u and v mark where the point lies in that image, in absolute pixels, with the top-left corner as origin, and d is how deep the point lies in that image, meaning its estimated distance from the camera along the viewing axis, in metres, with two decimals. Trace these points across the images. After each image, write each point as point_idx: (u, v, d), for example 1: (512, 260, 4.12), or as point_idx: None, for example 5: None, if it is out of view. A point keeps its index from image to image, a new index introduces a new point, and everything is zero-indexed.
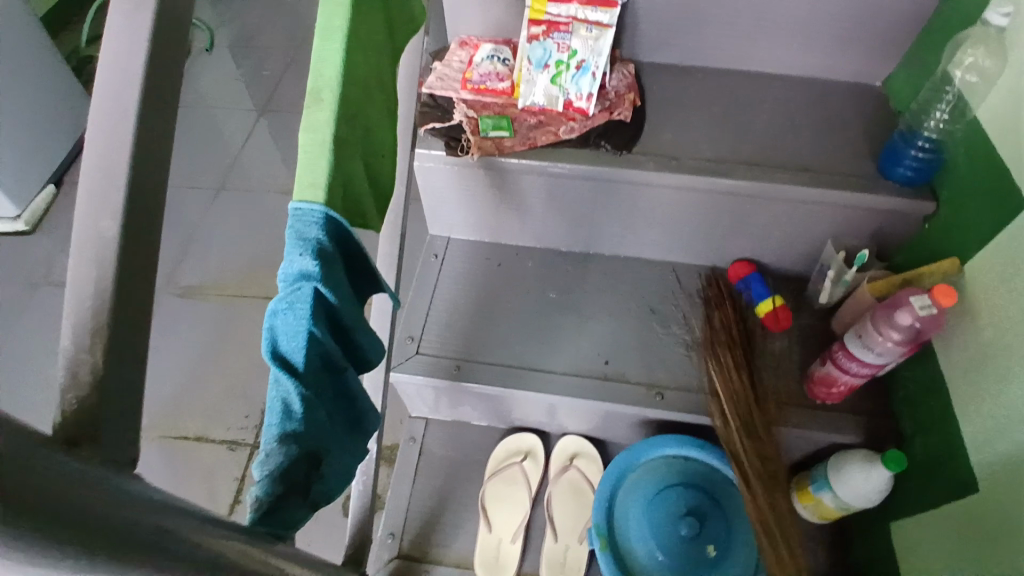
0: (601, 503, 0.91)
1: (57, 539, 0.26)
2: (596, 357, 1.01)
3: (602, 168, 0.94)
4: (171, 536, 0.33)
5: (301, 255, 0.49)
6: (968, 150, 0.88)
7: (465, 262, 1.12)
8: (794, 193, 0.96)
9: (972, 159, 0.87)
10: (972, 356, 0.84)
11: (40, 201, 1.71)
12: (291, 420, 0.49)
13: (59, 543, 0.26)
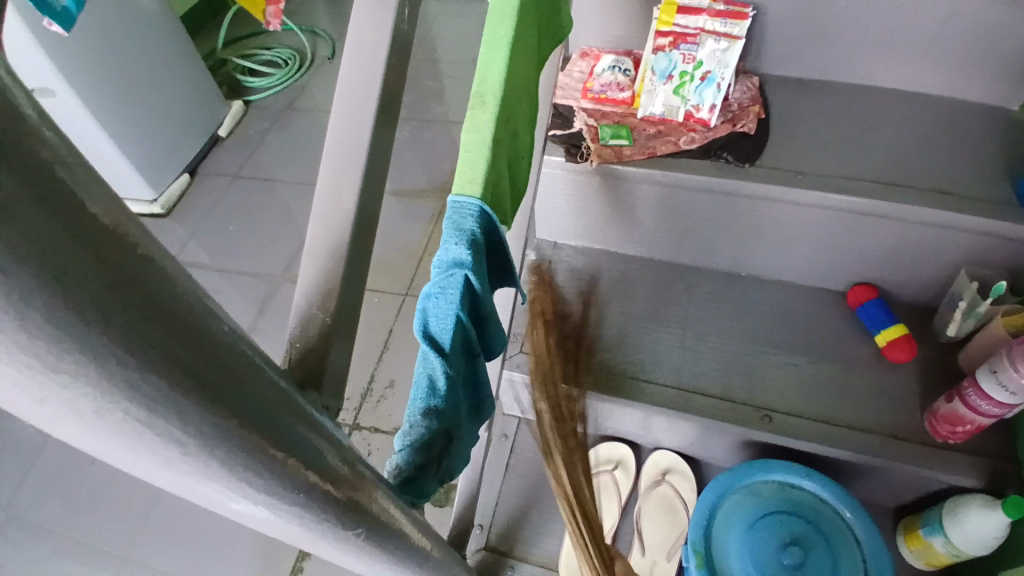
0: (698, 520, 0.88)
1: (300, 489, 0.30)
2: (699, 372, 1.00)
3: (722, 180, 0.93)
4: (371, 507, 0.36)
5: (457, 244, 0.53)
6: None
7: (571, 267, 1.14)
8: (927, 216, 0.90)
9: None
10: None
11: (177, 188, 1.89)
12: (434, 398, 0.52)
13: (302, 493, 0.30)
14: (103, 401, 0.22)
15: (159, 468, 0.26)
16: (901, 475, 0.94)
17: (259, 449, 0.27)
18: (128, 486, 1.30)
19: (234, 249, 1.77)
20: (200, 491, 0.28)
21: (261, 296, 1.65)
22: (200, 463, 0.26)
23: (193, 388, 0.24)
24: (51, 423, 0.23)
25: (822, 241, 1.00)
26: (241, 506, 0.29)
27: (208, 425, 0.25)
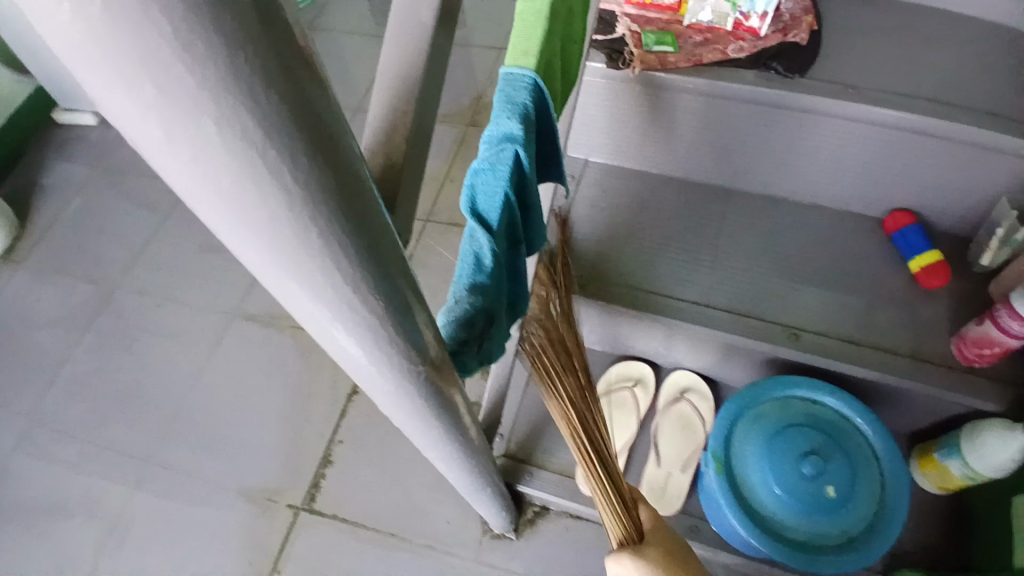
0: (720, 430, 0.90)
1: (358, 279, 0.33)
2: (726, 291, 1.00)
3: (768, 91, 0.90)
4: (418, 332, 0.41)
5: (508, 118, 0.51)
6: None
7: (600, 186, 1.12)
8: (981, 136, 0.87)
9: None
10: None
11: None
12: (480, 276, 0.52)
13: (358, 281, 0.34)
14: (218, 166, 0.25)
15: (255, 240, 0.30)
16: (921, 396, 0.95)
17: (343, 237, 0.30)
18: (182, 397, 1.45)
19: None
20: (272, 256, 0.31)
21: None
22: (293, 241, 0.30)
23: (302, 168, 0.26)
24: (169, 163, 0.25)
25: (861, 164, 0.97)
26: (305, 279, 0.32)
27: (309, 198, 0.28)
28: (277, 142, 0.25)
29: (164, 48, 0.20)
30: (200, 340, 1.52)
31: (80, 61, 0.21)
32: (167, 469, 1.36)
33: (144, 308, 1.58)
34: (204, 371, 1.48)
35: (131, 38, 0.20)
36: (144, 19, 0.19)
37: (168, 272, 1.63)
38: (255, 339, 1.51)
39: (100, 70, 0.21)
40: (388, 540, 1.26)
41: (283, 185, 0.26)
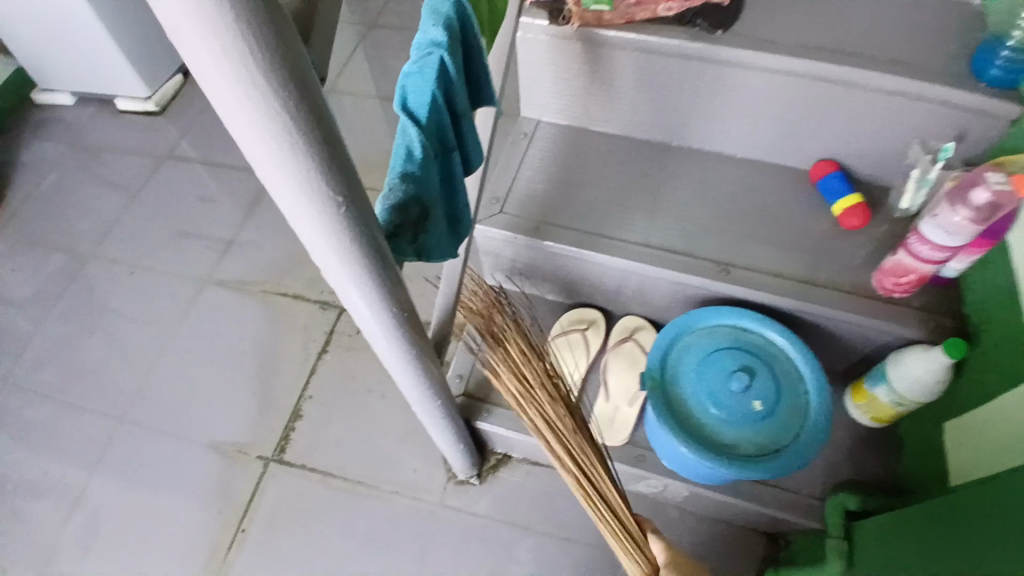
0: (658, 354, 1.00)
1: (280, 90, 0.41)
2: (665, 232, 1.08)
3: (693, 44, 0.99)
4: (347, 177, 0.50)
5: (434, 26, 0.59)
6: None
7: (550, 142, 1.20)
8: (885, 81, 0.96)
9: None
10: None
11: (170, 88, 1.93)
12: (410, 164, 0.59)
13: (282, 92, 0.41)
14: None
15: (196, 48, 0.39)
16: (845, 326, 1.03)
17: (257, 33, 0.38)
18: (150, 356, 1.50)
19: (228, 148, 1.83)
20: (207, 51, 0.38)
21: (251, 198, 1.73)
22: (229, 49, 0.38)
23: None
24: None
25: (780, 114, 1.07)
26: (233, 81, 0.40)
27: None
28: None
29: None
30: (172, 306, 1.57)
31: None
32: (137, 431, 1.40)
33: (117, 281, 1.62)
34: (175, 337, 1.52)
35: None
36: None
37: (141, 244, 1.68)
38: (226, 306, 1.56)
39: None
40: (357, 488, 1.31)
41: None
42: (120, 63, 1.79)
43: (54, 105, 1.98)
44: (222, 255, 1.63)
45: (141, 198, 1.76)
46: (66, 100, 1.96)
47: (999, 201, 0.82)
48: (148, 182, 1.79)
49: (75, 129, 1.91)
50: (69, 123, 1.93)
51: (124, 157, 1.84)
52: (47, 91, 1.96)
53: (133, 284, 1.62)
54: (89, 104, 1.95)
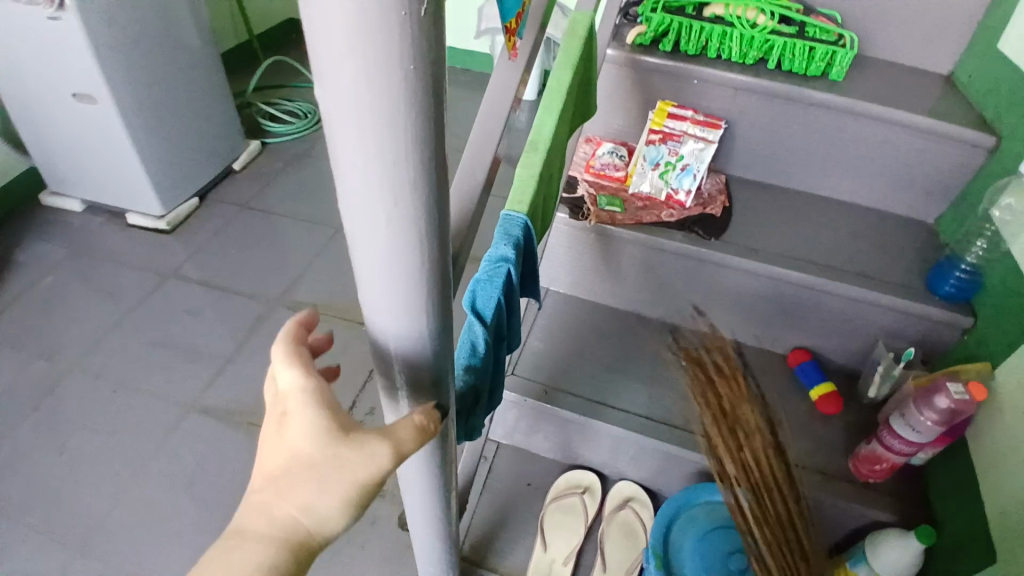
0: (659, 528, 1.06)
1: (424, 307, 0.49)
2: (662, 405, 1.18)
3: (692, 247, 1.15)
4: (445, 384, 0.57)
5: (505, 245, 0.70)
6: (1002, 280, 1.05)
7: (560, 311, 1.32)
8: (852, 291, 1.14)
9: (1005, 287, 1.04)
10: (999, 462, 0.96)
11: (185, 209, 2.04)
12: (474, 359, 0.67)
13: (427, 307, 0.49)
14: (382, 253, 0.44)
15: (384, 320, 0.50)
16: (828, 505, 1.12)
17: (423, 268, 0.46)
18: (118, 483, 1.44)
19: (235, 274, 1.90)
20: (378, 273, 0.46)
21: (250, 325, 1.76)
22: (410, 327, 0.50)
23: (429, 290, 0.48)
24: (350, 198, 0.41)
25: (764, 307, 1.23)
26: (392, 294, 0.47)
27: (418, 240, 0.44)
28: (428, 276, 0.47)
29: (391, 136, 0.37)
30: (151, 430, 1.53)
31: (369, 229, 0.42)
32: (90, 564, 1.31)
33: (95, 398, 1.59)
34: (148, 463, 1.47)
35: (379, 131, 0.36)
36: (386, 126, 0.36)
37: (128, 359, 1.68)
38: (206, 433, 1.53)
39: (354, 141, 0.37)
40: None
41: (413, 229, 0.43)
42: (143, 185, 1.91)
43: (60, 208, 2.06)
44: (212, 380, 1.63)
45: (135, 312, 1.78)
46: (76, 207, 2.04)
47: (959, 408, 0.97)
48: (147, 299, 1.82)
49: (81, 236, 1.98)
50: (75, 229, 2.00)
51: (125, 272, 1.88)
52: (53, 192, 2.06)
53: (112, 402, 1.58)
54: (98, 214, 2.04)
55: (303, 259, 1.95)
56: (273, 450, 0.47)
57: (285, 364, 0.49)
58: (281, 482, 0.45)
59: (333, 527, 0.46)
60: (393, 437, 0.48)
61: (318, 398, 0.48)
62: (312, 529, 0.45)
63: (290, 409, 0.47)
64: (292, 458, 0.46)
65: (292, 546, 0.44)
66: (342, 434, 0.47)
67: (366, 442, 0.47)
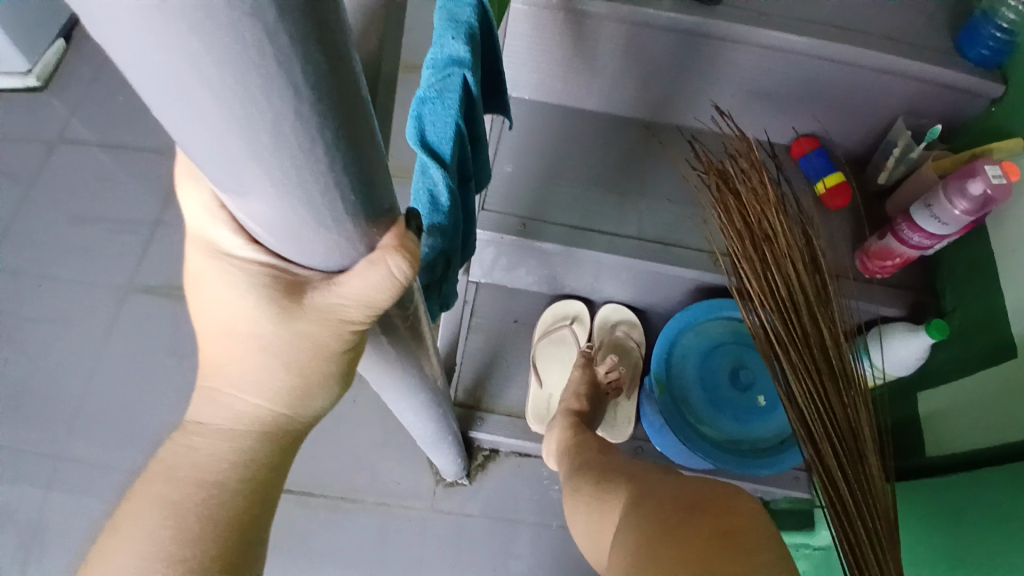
0: (659, 354, 1.03)
1: (346, 212, 0.27)
2: (658, 222, 1.03)
3: (690, 19, 0.90)
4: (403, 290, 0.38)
5: (453, 38, 0.47)
6: None
7: (530, 124, 1.10)
8: (879, 58, 0.93)
9: None
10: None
11: (52, 56, 1.60)
12: (437, 213, 0.49)
13: (353, 208, 0.27)
14: (228, 128, 0.21)
15: (250, 210, 0.26)
16: None
17: (321, 141, 0.23)
18: (71, 382, 1.30)
19: (131, 123, 1.56)
20: (236, 167, 0.23)
21: (166, 184, 1.49)
22: (305, 220, 0.26)
23: (333, 141, 0.24)
24: (93, 13, 0.17)
25: (772, 90, 1.03)
26: (279, 201, 0.25)
27: (293, 88, 0.20)
28: (315, 113, 0.22)
29: None
30: (89, 320, 1.36)
31: (97, 12, 0.16)
32: (79, 466, 1.23)
33: (18, 295, 1.38)
34: (100, 354, 1.33)
35: None
36: None
37: (35, 245, 1.43)
38: (156, 315, 1.36)
39: None
40: (338, 504, 1.23)
41: (271, 67, 0.19)
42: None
43: None
44: (140, 254, 1.42)
45: (34, 190, 1.49)
46: None
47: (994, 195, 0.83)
48: (34, 171, 1.50)
49: None
50: None
51: None
52: None
53: (34, 297, 1.38)
54: None
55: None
56: (197, 319, 0.32)
57: (187, 189, 0.28)
58: (223, 366, 0.32)
59: (312, 407, 0.35)
60: (363, 291, 0.30)
61: (248, 240, 0.29)
62: (286, 416, 0.34)
63: (201, 264, 0.30)
64: (238, 336, 0.31)
65: (267, 433, 0.34)
66: (288, 299, 0.29)
67: (325, 308, 0.30)
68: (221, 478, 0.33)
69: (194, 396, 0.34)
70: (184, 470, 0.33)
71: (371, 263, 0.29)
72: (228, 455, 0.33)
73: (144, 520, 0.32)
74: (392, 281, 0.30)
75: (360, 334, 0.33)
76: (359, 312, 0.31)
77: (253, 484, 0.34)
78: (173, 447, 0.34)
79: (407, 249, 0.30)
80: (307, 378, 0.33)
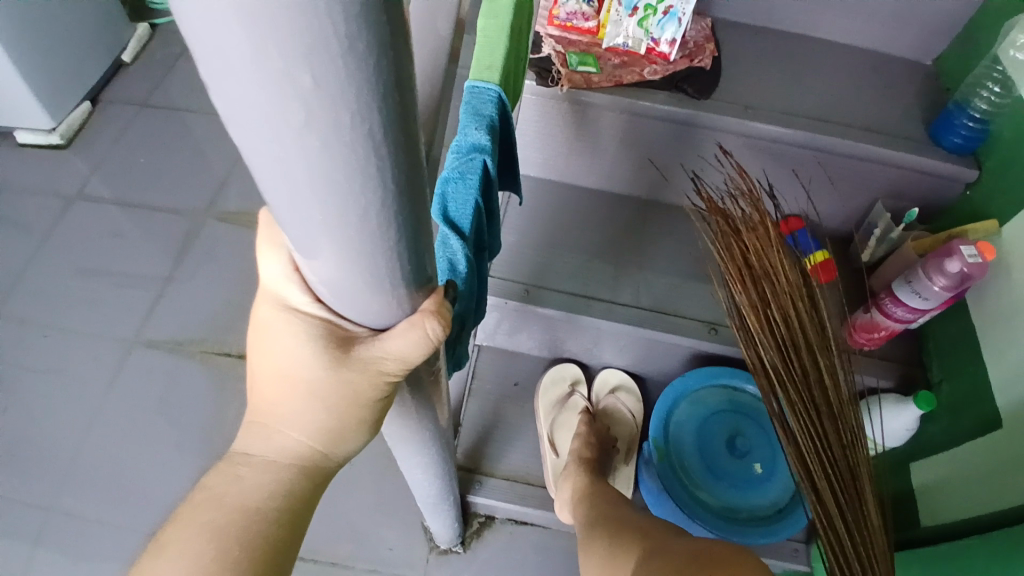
0: (658, 420, 1.05)
1: (400, 281, 0.32)
2: (654, 291, 1.09)
3: (681, 110, 1.00)
4: None
5: (476, 129, 0.54)
6: (1011, 126, 0.96)
7: (534, 198, 1.18)
8: (856, 149, 1.02)
9: (1012, 137, 0.95)
10: (1003, 317, 0.93)
11: (76, 116, 1.72)
12: (456, 280, 0.53)
13: (408, 277, 0.33)
14: (323, 212, 0.27)
15: (319, 271, 0.31)
16: None
17: (392, 223, 0.29)
18: (69, 436, 1.31)
19: (150, 185, 1.64)
20: (321, 242, 0.29)
21: (180, 244, 1.55)
22: (364, 282, 0.31)
23: (400, 222, 0.29)
24: (247, 127, 0.23)
25: (758, 174, 1.12)
26: (350, 269, 0.30)
27: (379, 184, 0.26)
28: (389, 197, 0.27)
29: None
30: (93, 374, 1.38)
31: (253, 116, 0.22)
32: (67, 524, 1.22)
33: (26, 347, 1.41)
34: (101, 410, 1.34)
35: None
36: None
37: (47, 300, 1.47)
38: (160, 370, 1.39)
39: (222, 15, 0.18)
40: (328, 570, 1.21)
41: (367, 168, 0.25)
42: (20, 95, 1.57)
43: None
44: (149, 309, 1.46)
45: (52, 247, 1.55)
46: None
47: (970, 273, 0.90)
48: (54, 229, 1.57)
49: None
50: None
51: (21, 200, 1.61)
52: None
53: (41, 350, 1.41)
54: None
55: (224, 160, 1.69)
56: (259, 365, 0.37)
57: (270, 251, 0.33)
58: (275, 404, 0.37)
59: (346, 447, 0.39)
60: (402, 347, 0.34)
61: (312, 297, 0.34)
62: (323, 454, 0.38)
63: (268, 315, 0.35)
64: (291, 382, 0.35)
65: (304, 469, 0.38)
66: (338, 350, 0.34)
67: (369, 361, 0.35)
68: (260, 505, 0.37)
69: (244, 431, 0.38)
70: (230, 497, 0.37)
71: (411, 325, 0.34)
72: (269, 486, 0.37)
73: (192, 541, 0.36)
74: (427, 341, 0.34)
75: (393, 387, 0.37)
76: (395, 366, 0.35)
77: (287, 515, 0.38)
78: (222, 475, 0.38)
79: (442, 314, 0.35)
80: (344, 422, 0.37)
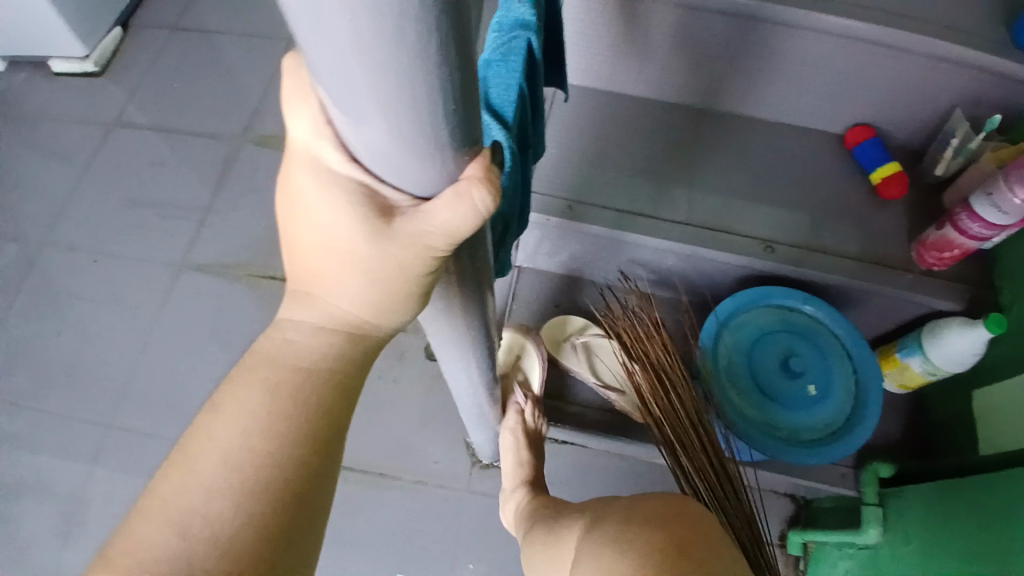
0: (708, 336, 1.02)
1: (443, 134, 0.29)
2: (703, 207, 1.03)
3: (742, 2, 0.90)
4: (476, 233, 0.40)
5: (521, 2, 0.49)
6: None
7: (579, 109, 1.10)
8: (942, 44, 0.91)
9: None
10: None
11: (111, 43, 1.69)
12: None
13: (451, 128, 0.29)
14: (353, 32, 0.23)
15: (357, 132, 0.28)
16: (886, 299, 1.03)
17: (431, 51, 0.25)
18: (128, 356, 1.37)
19: (186, 111, 1.62)
20: (350, 76, 0.25)
21: (219, 169, 1.55)
22: (407, 143, 0.29)
23: (442, 52, 0.25)
24: None
25: (825, 78, 1.01)
26: (386, 116, 0.27)
27: None
28: (433, 30, 0.24)
29: None
30: (144, 297, 1.42)
31: None
32: (130, 436, 1.29)
33: (81, 272, 1.45)
34: (154, 331, 1.39)
35: None
36: None
37: (96, 227, 1.50)
38: (206, 294, 1.41)
39: None
40: (374, 482, 1.26)
41: None
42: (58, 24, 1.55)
43: None
44: (194, 234, 1.48)
45: (97, 175, 1.56)
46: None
47: None
48: (98, 156, 1.58)
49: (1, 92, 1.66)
50: None
51: (64, 128, 1.61)
52: None
53: (95, 275, 1.45)
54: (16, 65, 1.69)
55: (257, 86, 1.65)
56: (298, 234, 0.34)
57: (296, 102, 0.30)
58: (319, 273, 0.34)
59: (396, 319, 0.37)
60: (448, 221, 0.31)
61: (347, 157, 0.30)
62: (371, 323, 0.36)
63: (303, 179, 0.31)
64: (332, 251, 0.33)
65: (351, 336, 0.37)
66: (380, 218, 0.31)
67: (413, 234, 0.32)
68: (313, 366, 0.36)
69: (288, 298, 0.37)
70: (282, 358, 0.36)
71: (458, 195, 0.30)
72: (321, 351, 0.36)
73: (245, 396, 0.35)
74: (476, 214, 0.31)
75: (440, 262, 0.34)
76: (442, 241, 0.32)
77: (341, 380, 0.37)
78: (272, 340, 0.37)
79: (491, 182, 0.31)
80: (391, 294, 0.35)
